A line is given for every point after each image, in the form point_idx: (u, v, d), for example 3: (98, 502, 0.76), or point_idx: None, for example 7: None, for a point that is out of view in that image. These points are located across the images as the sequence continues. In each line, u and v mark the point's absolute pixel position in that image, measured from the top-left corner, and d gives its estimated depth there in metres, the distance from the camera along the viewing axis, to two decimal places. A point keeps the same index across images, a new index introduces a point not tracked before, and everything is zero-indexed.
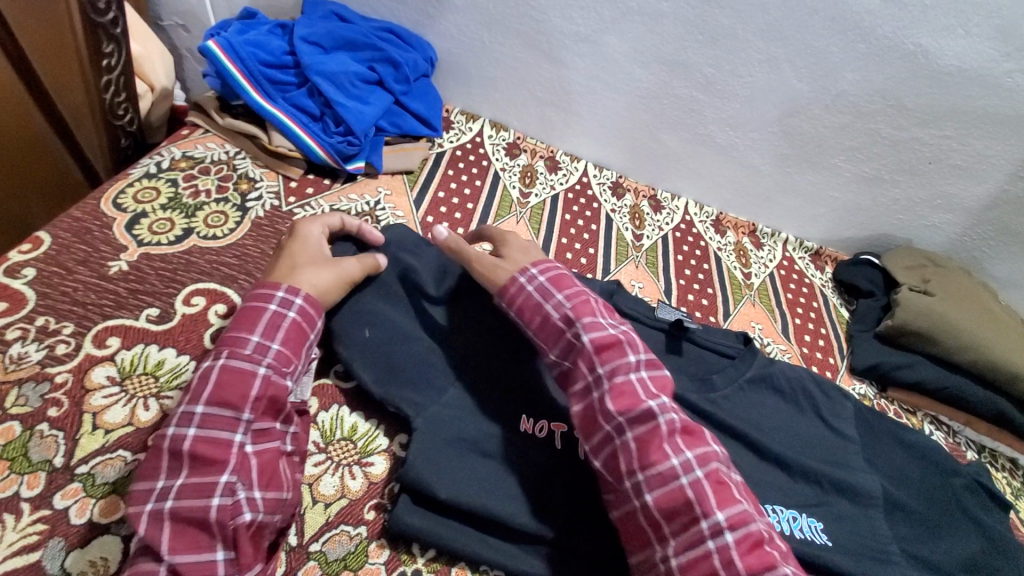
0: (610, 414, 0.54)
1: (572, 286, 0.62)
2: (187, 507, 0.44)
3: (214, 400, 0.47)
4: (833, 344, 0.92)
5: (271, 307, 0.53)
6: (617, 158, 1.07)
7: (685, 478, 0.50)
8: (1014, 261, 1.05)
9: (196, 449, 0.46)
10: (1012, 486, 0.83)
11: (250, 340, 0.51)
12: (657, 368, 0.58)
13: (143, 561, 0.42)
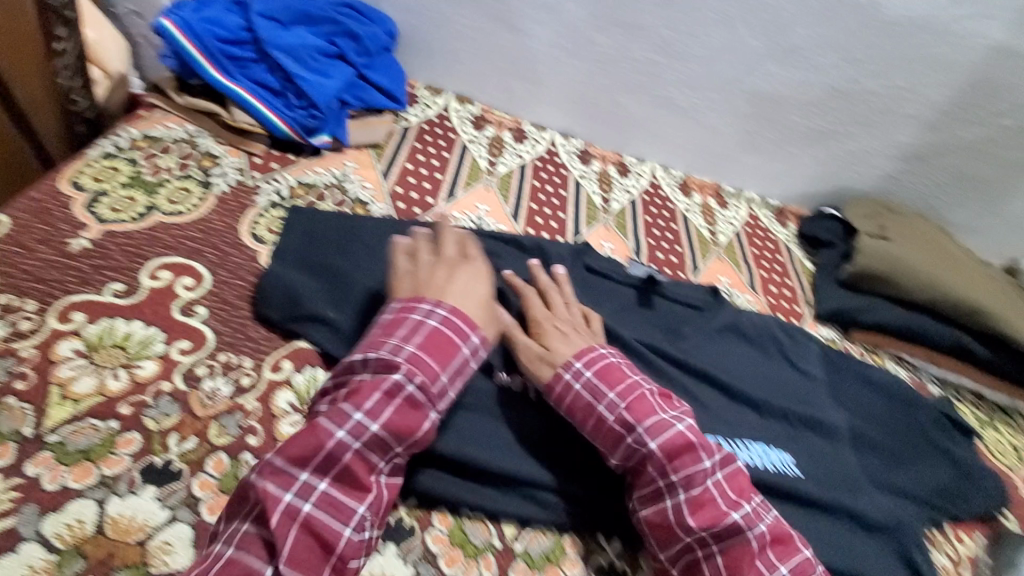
0: (692, 528, 0.52)
1: (450, 350, 0.53)
2: (321, 523, 0.45)
3: (388, 427, 0.49)
4: (799, 294, 0.96)
5: (464, 348, 0.54)
6: (582, 126, 1.09)
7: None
8: (971, 206, 1.08)
9: (345, 472, 0.47)
10: (977, 416, 0.86)
11: (440, 378, 0.52)
12: (731, 465, 0.57)
13: (255, 532, 0.44)
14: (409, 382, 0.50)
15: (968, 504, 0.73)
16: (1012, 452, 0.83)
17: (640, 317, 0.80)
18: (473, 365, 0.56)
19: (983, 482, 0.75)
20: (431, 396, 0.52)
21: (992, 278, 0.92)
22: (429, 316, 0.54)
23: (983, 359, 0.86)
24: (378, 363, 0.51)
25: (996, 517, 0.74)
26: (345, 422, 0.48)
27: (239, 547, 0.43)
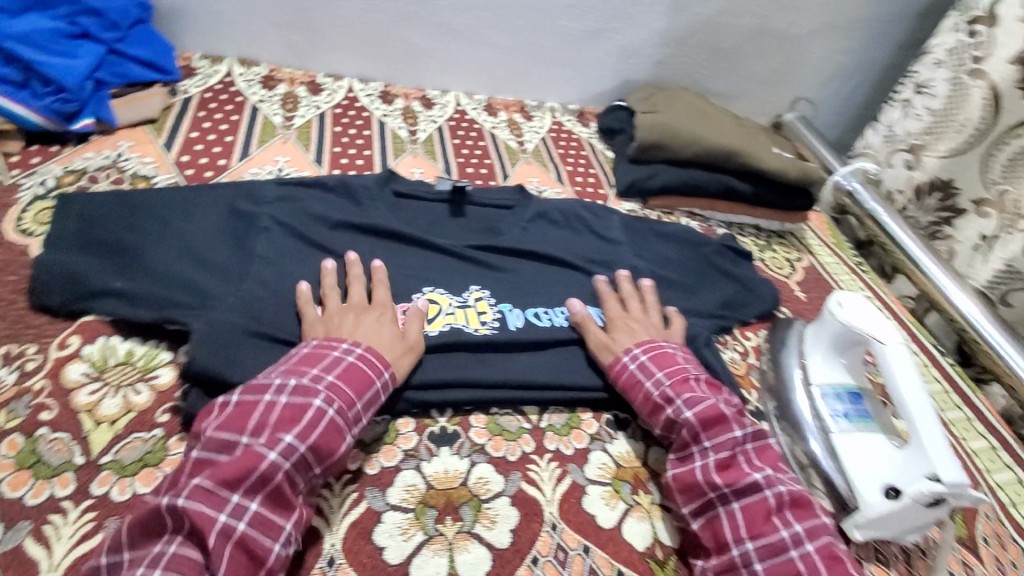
0: (716, 483, 0.60)
1: (367, 380, 0.59)
2: (253, 539, 0.49)
3: (311, 447, 0.53)
4: (602, 179, 1.06)
5: (373, 378, 0.60)
6: (377, 69, 1.11)
7: (795, 550, 0.56)
8: (731, 74, 1.24)
9: (270, 496, 0.51)
10: (757, 244, 1.02)
11: (355, 406, 0.57)
12: (763, 439, 0.64)
13: (184, 551, 0.47)
14: (328, 408, 0.55)
15: (749, 309, 0.88)
16: (786, 265, 1.00)
17: (454, 226, 0.86)
18: (383, 396, 0.61)
19: (760, 290, 0.90)
20: (353, 415, 0.57)
21: (748, 128, 1.08)
22: (346, 354, 0.60)
23: (750, 194, 1.01)
24: (296, 388, 0.55)
25: (774, 314, 0.90)
26: (276, 445, 0.52)
27: (166, 569, 0.46)
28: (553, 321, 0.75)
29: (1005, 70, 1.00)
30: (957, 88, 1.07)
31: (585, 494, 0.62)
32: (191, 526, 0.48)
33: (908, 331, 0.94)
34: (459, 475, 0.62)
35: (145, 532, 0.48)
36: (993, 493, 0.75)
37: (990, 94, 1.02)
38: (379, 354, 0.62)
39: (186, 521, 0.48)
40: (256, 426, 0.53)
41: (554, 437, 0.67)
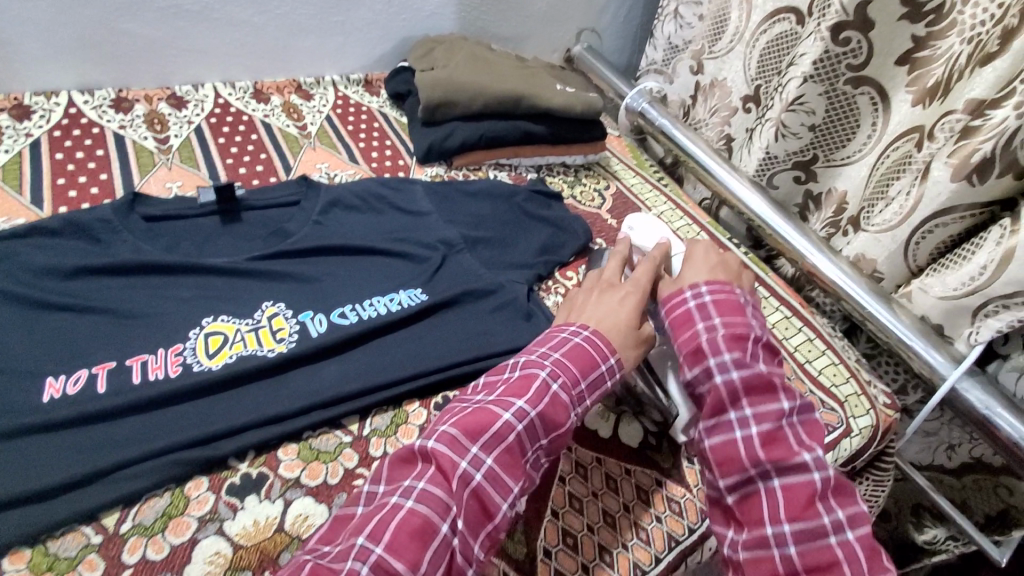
0: (761, 458, 0.54)
1: (592, 362, 0.59)
2: (486, 491, 0.50)
3: (540, 415, 0.55)
4: (400, 149, 1.01)
5: (606, 360, 0.60)
6: (100, 73, 0.93)
7: (834, 537, 0.51)
8: (510, 15, 1.22)
9: (544, 416, 0.55)
10: (566, 181, 1.04)
11: (602, 366, 0.60)
12: (808, 415, 0.59)
13: (431, 488, 0.48)
14: (552, 382, 0.57)
15: (565, 249, 0.89)
16: (596, 196, 1.04)
17: (231, 239, 0.76)
18: (607, 382, 0.60)
19: (573, 227, 0.91)
20: (575, 391, 0.58)
21: (532, 68, 1.07)
22: (574, 335, 0.61)
23: (547, 135, 1.01)
24: (525, 364, 0.58)
25: (590, 246, 0.92)
26: (510, 409, 0.54)
27: (418, 499, 0.47)
28: (361, 315, 0.69)
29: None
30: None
31: None
32: (440, 467, 0.49)
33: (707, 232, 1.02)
34: (273, 522, 0.54)
35: (404, 465, 0.51)
36: (791, 357, 0.85)
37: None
38: (603, 338, 0.61)
39: (433, 460, 0.50)
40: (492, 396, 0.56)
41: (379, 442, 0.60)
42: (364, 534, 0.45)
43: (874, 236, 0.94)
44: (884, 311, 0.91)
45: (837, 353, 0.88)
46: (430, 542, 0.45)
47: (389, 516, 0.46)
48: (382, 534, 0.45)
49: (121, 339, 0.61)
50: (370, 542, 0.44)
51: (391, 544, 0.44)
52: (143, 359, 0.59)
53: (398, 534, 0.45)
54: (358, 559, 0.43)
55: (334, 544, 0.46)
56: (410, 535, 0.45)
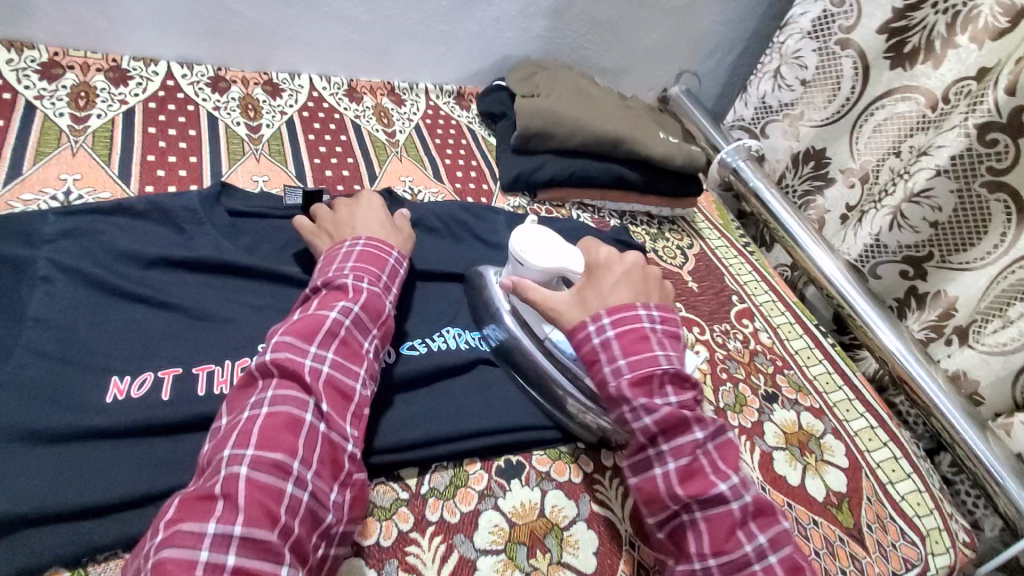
0: (678, 496, 0.53)
1: (383, 259, 0.63)
2: (338, 377, 0.52)
3: (364, 305, 0.57)
4: (485, 173, 0.97)
5: (392, 257, 0.65)
6: (201, 49, 0.90)
7: (758, 565, 0.51)
8: (613, 48, 1.17)
9: (366, 304, 0.58)
10: (649, 233, 0.98)
11: (389, 261, 0.64)
12: (723, 436, 0.56)
13: (284, 391, 0.49)
14: (361, 285, 0.59)
15: None
16: (678, 254, 0.98)
17: (309, 248, 0.73)
18: (401, 271, 0.66)
19: None
20: (383, 284, 0.62)
21: (634, 109, 1.02)
22: (355, 245, 0.63)
23: (640, 183, 0.95)
24: (327, 283, 0.58)
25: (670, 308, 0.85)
26: (334, 309, 0.55)
27: (273, 403, 0.48)
28: (431, 347, 0.66)
29: (874, 39, 0.99)
30: (827, 56, 1.05)
31: (474, 570, 0.53)
32: (285, 371, 0.50)
33: (792, 313, 0.96)
34: None
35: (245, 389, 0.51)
36: (871, 473, 0.78)
37: (860, 64, 1.01)
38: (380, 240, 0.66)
39: (275, 369, 0.50)
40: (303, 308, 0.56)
41: (437, 504, 0.56)
42: (230, 445, 0.45)
43: (983, 356, 0.88)
44: (977, 440, 0.83)
45: (922, 477, 0.80)
46: (301, 430, 0.48)
47: (254, 423, 0.47)
48: (250, 439, 0.46)
49: (191, 342, 0.59)
50: (240, 448, 0.45)
51: (262, 441, 0.46)
52: (210, 369, 0.57)
53: (266, 434, 0.46)
54: (235, 463, 0.44)
55: (205, 469, 0.46)
56: (283, 428, 0.47)
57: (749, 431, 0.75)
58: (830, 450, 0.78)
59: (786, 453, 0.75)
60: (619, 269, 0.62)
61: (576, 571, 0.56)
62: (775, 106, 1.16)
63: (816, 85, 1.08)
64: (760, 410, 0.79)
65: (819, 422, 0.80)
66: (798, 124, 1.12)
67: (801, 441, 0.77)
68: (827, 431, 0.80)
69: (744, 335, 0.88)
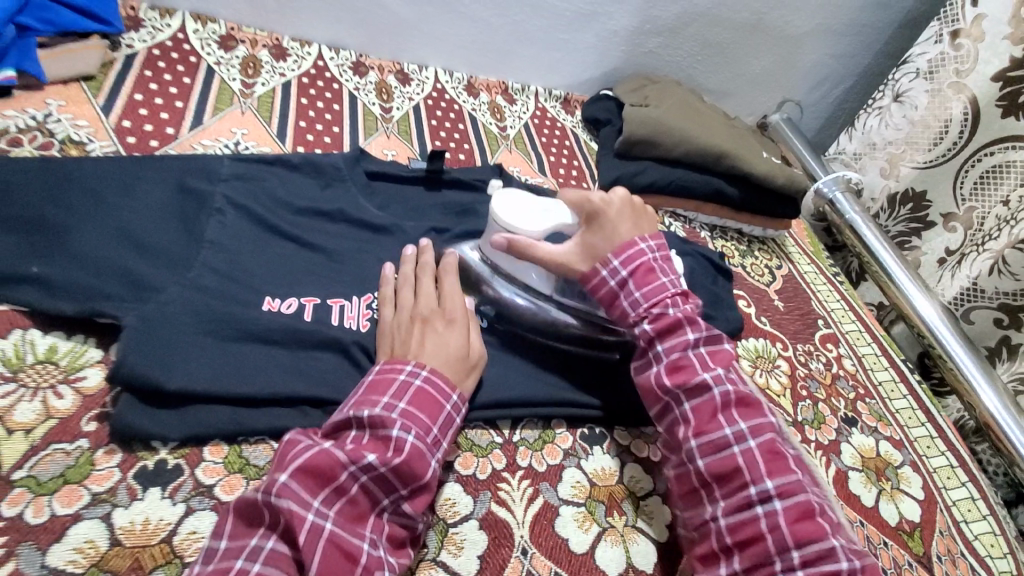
0: (667, 388, 0.59)
1: (437, 404, 0.53)
2: (345, 540, 0.44)
3: (397, 463, 0.48)
4: (585, 172, 1.01)
5: (446, 402, 0.54)
6: (348, 36, 1.01)
7: (737, 447, 0.55)
8: (718, 70, 1.21)
9: (403, 462, 0.48)
10: (738, 249, 1.00)
11: (444, 408, 0.53)
12: (717, 342, 0.63)
13: (281, 547, 0.43)
14: (406, 436, 0.49)
15: (715, 325, 0.83)
16: (765, 272, 0.99)
17: (428, 217, 0.80)
18: (458, 418, 0.55)
19: (727, 310, 0.86)
20: (432, 439, 0.52)
21: (737, 129, 1.05)
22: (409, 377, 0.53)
23: (736, 199, 0.97)
24: (371, 420, 0.49)
25: (739, 337, 0.85)
26: (358, 457, 0.47)
27: (265, 563, 0.42)
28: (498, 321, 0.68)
29: (987, 86, 1.00)
30: (936, 97, 1.07)
31: (557, 515, 0.57)
32: (287, 525, 0.43)
33: (878, 344, 0.96)
34: None
35: (247, 519, 0.44)
36: (947, 509, 0.77)
37: (971, 110, 1.02)
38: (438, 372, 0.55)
39: (279, 520, 0.43)
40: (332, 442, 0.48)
41: (526, 453, 0.61)
42: None
43: None
44: None
45: (1000, 521, 0.79)
46: None
47: None
48: None
49: (330, 281, 0.67)
50: None
51: None
52: (342, 304, 0.65)
53: None
54: None
55: None
56: None
57: (825, 448, 0.76)
58: (907, 480, 0.77)
59: (862, 475, 0.75)
60: (615, 204, 0.67)
61: (649, 537, 0.59)
62: (878, 144, 1.17)
63: (919, 127, 1.10)
64: (837, 430, 0.79)
65: (898, 453, 0.80)
66: (900, 163, 1.13)
67: (878, 467, 0.77)
68: (906, 462, 0.79)
69: (827, 358, 0.89)
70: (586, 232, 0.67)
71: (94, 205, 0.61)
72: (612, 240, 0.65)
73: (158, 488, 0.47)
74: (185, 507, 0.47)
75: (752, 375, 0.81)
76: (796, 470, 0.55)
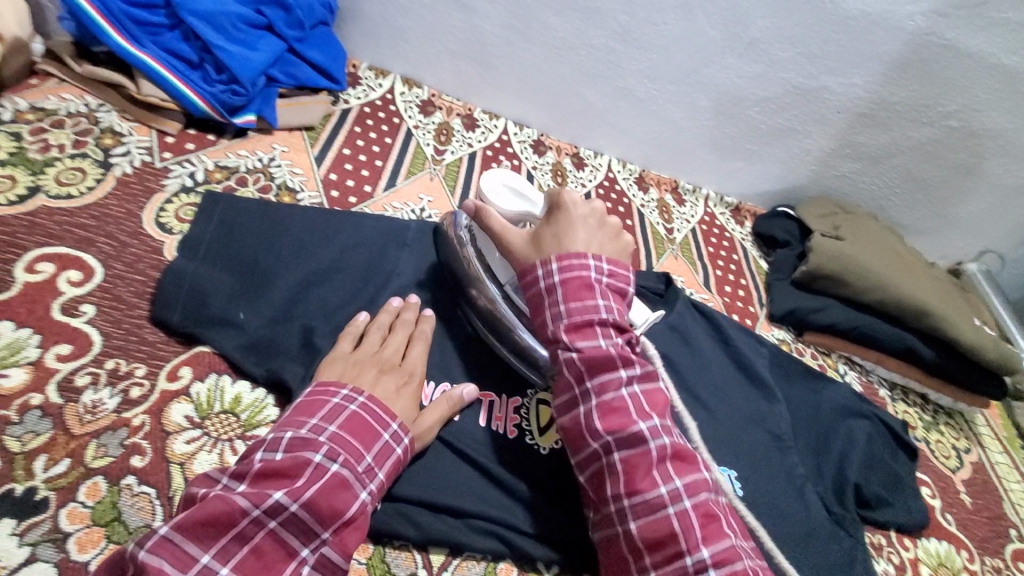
0: (597, 432, 0.50)
1: (373, 432, 0.48)
2: None
3: (313, 506, 0.42)
4: (752, 294, 0.93)
5: (385, 433, 0.49)
6: (537, 117, 1.02)
7: (672, 508, 0.47)
8: (915, 206, 1.10)
9: (321, 500, 0.42)
10: (922, 420, 0.86)
11: (381, 436, 0.49)
12: (651, 380, 0.54)
13: None
14: (330, 464, 0.44)
15: (891, 513, 0.71)
16: (951, 454, 0.85)
17: None
18: (400, 448, 0.50)
19: (907, 498, 0.74)
20: (363, 470, 0.46)
21: (941, 284, 0.94)
22: (349, 401, 0.49)
23: (931, 362, 0.86)
24: (292, 442, 0.45)
25: (916, 535, 0.73)
26: (262, 500, 0.41)
27: None
28: None
29: None
30: None
31: None
32: None
33: None
34: None
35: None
36: None
37: None
38: (384, 410, 0.51)
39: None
40: (238, 474, 0.42)
41: None
42: None
43: None
44: None
45: None
46: None
47: None
48: None
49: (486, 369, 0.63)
50: None
51: None
52: (490, 399, 0.60)
53: None
54: None
55: None
56: None
57: None
58: None
59: None
60: (579, 209, 0.60)
61: None
62: None
63: None
64: None
65: None
66: None
67: None
68: None
69: None
70: (542, 225, 0.61)
71: (296, 257, 0.64)
72: (562, 244, 0.58)
73: None
74: None
75: None
76: (730, 533, 0.47)
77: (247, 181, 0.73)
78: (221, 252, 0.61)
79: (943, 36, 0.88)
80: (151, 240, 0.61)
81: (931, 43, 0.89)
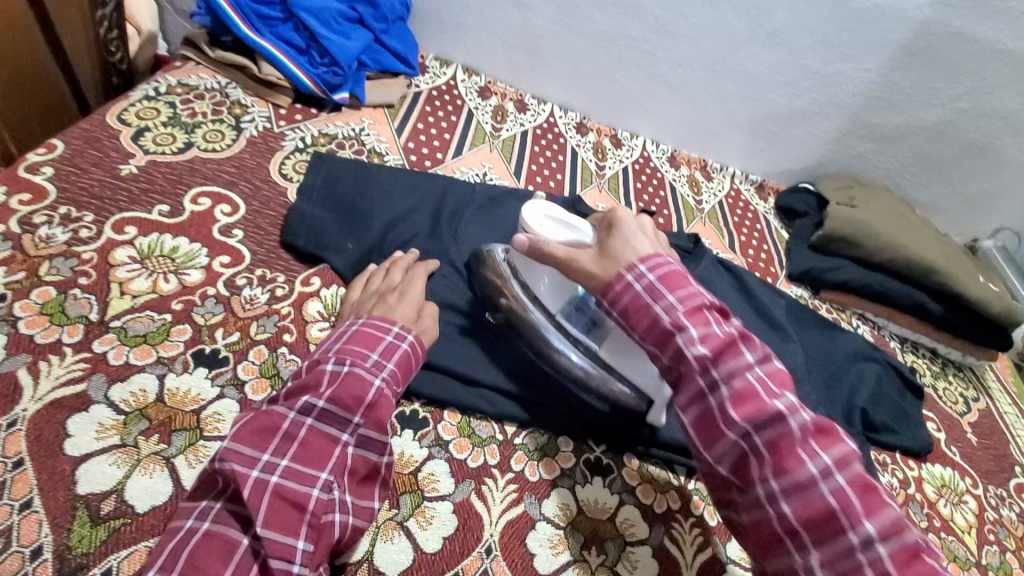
0: (705, 368, 0.50)
1: (377, 338, 0.55)
2: (289, 488, 0.45)
3: (335, 399, 0.49)
4: (773, 257, 1.03)
5: (388, 337, 0.56)
6: (581, 102, 1.15)
7: (793, 422, 0.47)
8: (930, 184, 1.19)
9: (342, 392, 0.50)
10: (931, 370, 0.95)
11: (384, 340, 0.55)
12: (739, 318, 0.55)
13: (231, 508, 0.44)
14: (341, 367, 0.51)
15: (894, 438, 0.81)
16: (959, 400, 0.94)
17: None
18: (405, 345, 0.56)
19: (911, 427, 0.83)
20: (374, 367, 0.53)
21: (949, 249, 1.03)
22: (353, 325, 0.57)
23: (938, 316, 0.95)
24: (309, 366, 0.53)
25: (919, 458, 0.82)
26: (294, 404, 0.49)
27: (214, 522, 0.43)
28: None
29: None
30: None
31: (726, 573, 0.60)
32: (234, 486, 0.45)
33: None
34: (608, 508, 0.61)
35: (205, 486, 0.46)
36: None
37: None
38: (383, 318, 0.59)
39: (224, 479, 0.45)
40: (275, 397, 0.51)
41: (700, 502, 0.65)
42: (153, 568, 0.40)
43: None
44: None
45: None
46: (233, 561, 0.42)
47: (184, 545, 0.42)
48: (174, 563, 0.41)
49: None
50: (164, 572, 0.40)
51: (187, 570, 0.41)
52: None
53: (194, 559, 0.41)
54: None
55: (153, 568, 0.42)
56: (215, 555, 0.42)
57: None
58: None
59: None
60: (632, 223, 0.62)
61: None
62: None
63: None
64: None
65: None
66: None
67: None
68: None
69: (1018, 509, 0.83)
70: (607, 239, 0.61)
71: (387, 202, 0.78)
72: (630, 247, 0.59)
73: (411, 431, 0.59)
74: (427, 452, 0.59)
75: (935, 502, 0.77)
76: (849, 438, 0.47)
77: (344, 146, 0.87)
78: (328, 195, 0.75)
79: (949, 25, 0.99)
80: (277, 185, 0.76)
81: (939, 31, 0.99)
